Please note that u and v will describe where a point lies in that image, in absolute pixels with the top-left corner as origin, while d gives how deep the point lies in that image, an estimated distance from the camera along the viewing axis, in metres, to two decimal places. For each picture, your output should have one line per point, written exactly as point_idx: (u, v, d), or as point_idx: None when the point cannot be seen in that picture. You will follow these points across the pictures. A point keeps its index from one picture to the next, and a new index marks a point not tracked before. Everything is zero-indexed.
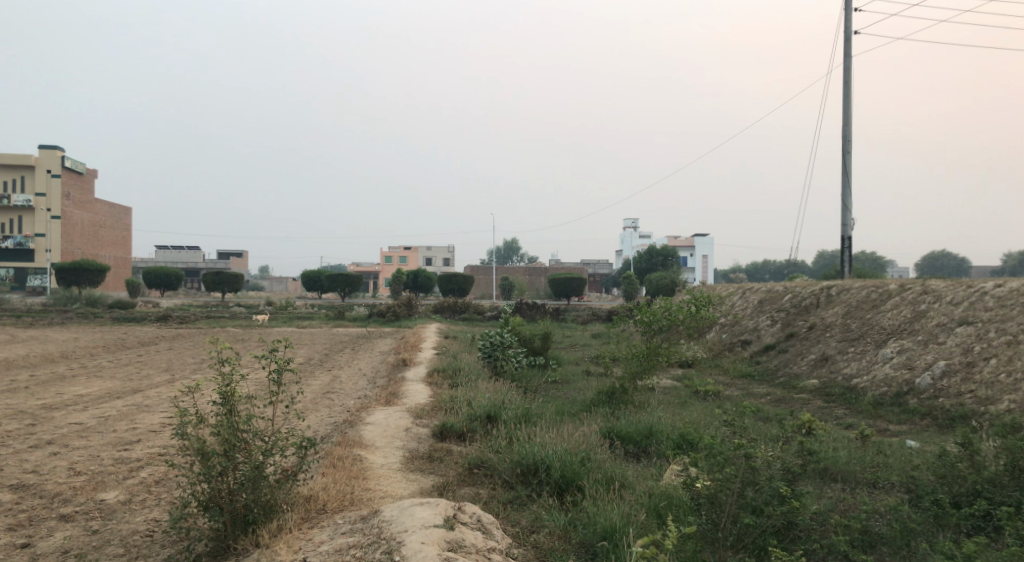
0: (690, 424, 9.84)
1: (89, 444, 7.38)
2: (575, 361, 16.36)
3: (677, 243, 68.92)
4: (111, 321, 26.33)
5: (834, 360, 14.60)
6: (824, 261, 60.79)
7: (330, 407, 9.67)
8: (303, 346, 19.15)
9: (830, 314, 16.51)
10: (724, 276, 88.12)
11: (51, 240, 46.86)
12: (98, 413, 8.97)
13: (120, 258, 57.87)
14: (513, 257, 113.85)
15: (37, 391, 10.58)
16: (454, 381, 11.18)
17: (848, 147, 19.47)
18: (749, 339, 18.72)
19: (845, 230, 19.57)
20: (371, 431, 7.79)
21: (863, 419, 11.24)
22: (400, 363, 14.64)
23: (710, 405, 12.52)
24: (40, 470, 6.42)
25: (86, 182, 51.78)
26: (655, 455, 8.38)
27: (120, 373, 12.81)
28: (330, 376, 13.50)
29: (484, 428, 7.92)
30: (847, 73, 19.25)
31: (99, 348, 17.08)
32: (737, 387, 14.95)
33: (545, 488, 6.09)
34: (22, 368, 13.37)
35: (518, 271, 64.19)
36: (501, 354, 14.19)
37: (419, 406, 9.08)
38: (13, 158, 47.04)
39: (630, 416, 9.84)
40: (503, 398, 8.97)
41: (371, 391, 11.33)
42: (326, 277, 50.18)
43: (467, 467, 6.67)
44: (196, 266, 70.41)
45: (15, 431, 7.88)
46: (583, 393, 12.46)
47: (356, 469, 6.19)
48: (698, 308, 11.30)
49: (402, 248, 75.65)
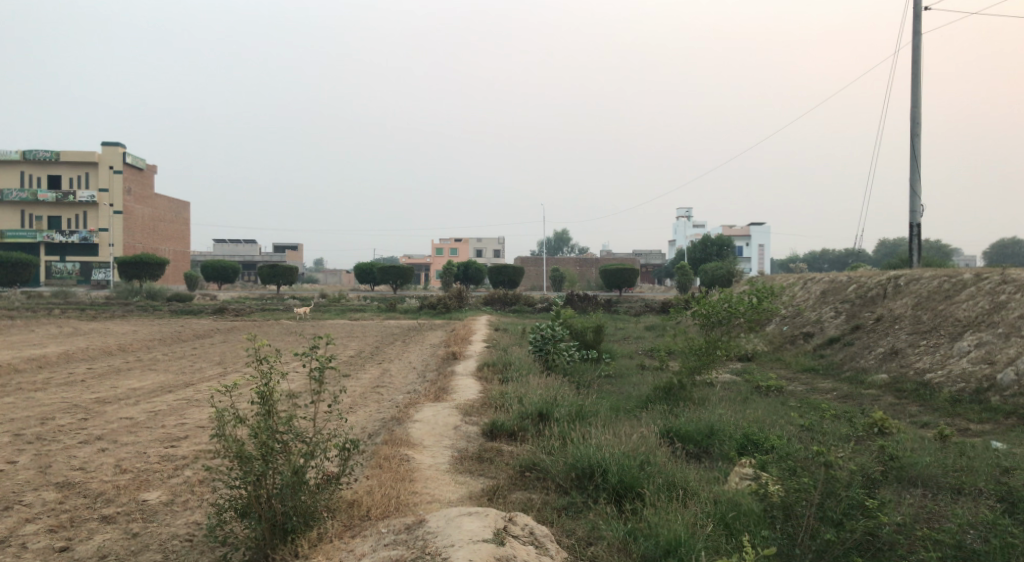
0: (755, 423, 9.27)
1: (137, 440, 7.31)
2: (629, 355, 15.86)
3: (731, 232, 67.12)
4: (170, 314, 27.01)
5: (904, 354, 13.72)
6: (886, 248, 58.32)
7: (379, 402, 9.47)
8: (354, 339, 19.17)
9: (899, 306, 15.56)
10: (781, 266, 85.55)
11: (114, 235, 48.64)
12: (149, 407, 8.97)
13: (179, 251, 59.55)
14: (562, 248, 112.97)
15: (93, 385, 10.69)
16: (505, 376, 10.84)
17: (916, 128, 18.33)
18: (811, 331, 17.85)
19: (913, 217, 18.45)
20: (419, 429, 7.51)
21: (940, 417, 10.46)
22: (450, 356, 14.42)
23: (774, 401, 11.90)
24: (88, 467, 6.34)
25: (147, 178, 53.52)
26: (717, 457, 7.89)
27: (174, 366, 12.92)
28: (380, 369, 13.38)
29: (536, 427, 7.56)
30: (916, 50, 18.09)
31: (156, 341, 17.39)
32: (800, 381, 14.24)
33: (603, 493, 5.69)
34: (81, 361, 13.64)
35: (568, 263, 63.58)
36: (553, 348, 13.79)
37: (468, 403, 8.77)
38: (78, 156, 48.78)
39: (690, 413, 9.35)
40: (554, 394, 8.59)
41: (420, 385, 11.12)
42: (379, 270, 50.74)
43: (519, 468, 6.33)
44: (252, 260, 72.04)
45: (67, 426, 7.91)
46: (638, 388, 11.99)
47: (403, 470, 5.92)
48: (760, 301, 10.64)
49: (453, 240, 75.98)
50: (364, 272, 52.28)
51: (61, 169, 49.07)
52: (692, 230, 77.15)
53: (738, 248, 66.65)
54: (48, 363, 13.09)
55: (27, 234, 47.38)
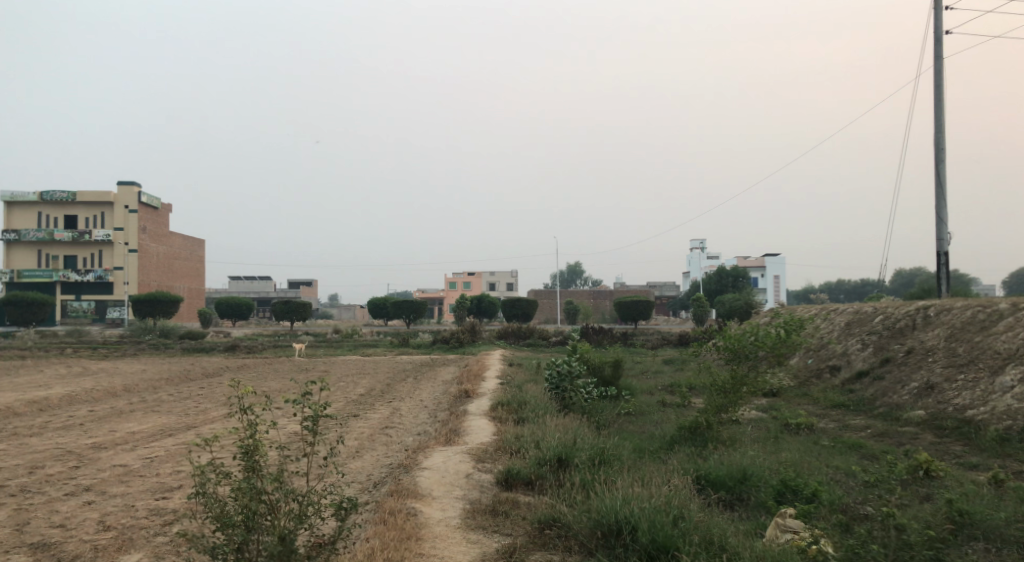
0: (791, 467, 8.60)
1: (127, 491, 6.80)
2: (649, 391, 15.17)
3: (746, 264, 66.19)
4: (181, 352, 26.65)
5: (941, 389, 12.96)
6: (906, 278, 57.27)
7: (388, 446, 8.93)
8: (363, 376, 18.65)
9: (931, 337, 14.84)
10: (797, 297, 84.34)
11: (128, 273, 48.76)
12: (146, 453, 8.47)
13: (193, 288, 59.63)
14: (576, 280, 112.35)
15: (91, 429, 10.21)
16: (521, 416, 10.23)
17: (941, 155, 17.79)
18: (838, 365, 17.13)
19: (941, 245, 17.80)
20: (427, 478, 6.93)
21: (989, 458, 9.69)
22: (462, 394, 13.83)
23: (805, 440, 11.23)
24: (68, 524, 5.83)
25: (162, 216, 53.96)
26: (754, 506, 7.25)
27: (178, 408, 12.41)
28: (391, 408, 12.82)
29: (554, 474, 6.96)
30: (938, 74, 17.63)
31: (163, 381, 16.93)
32: (831, 418, 13.52)
33: (633, 554, 5.10)
34: (83, 403, 13.19)
35: (583, 295, 62.90)
36: (570, 385, 13.12)
37: (481, 447, 8.18)
38: (94, 195, 49.21)
39: (720, 455, 8.72)
40: (573, 436, 7.98)
41: (431, 426, 10.52)
42: (392, 305, 50.40)
43: (537, 524, 5.74)
44: (266, 295, 72.04)
45: (56, 476, 7.41)
46: (662, 428, 11.33)
47: (408, 527, 5.39)
48: (790, 333, 9.91)
49: (466, 274, 75.71)
50: (378, 307, 52.00)
51: (76, 208, 49.50)
52: (707, 261, 76.40)
53: (755, 278, 65.86)
54: (49, 405, 12.65)
55: (42, 274, 47.57)
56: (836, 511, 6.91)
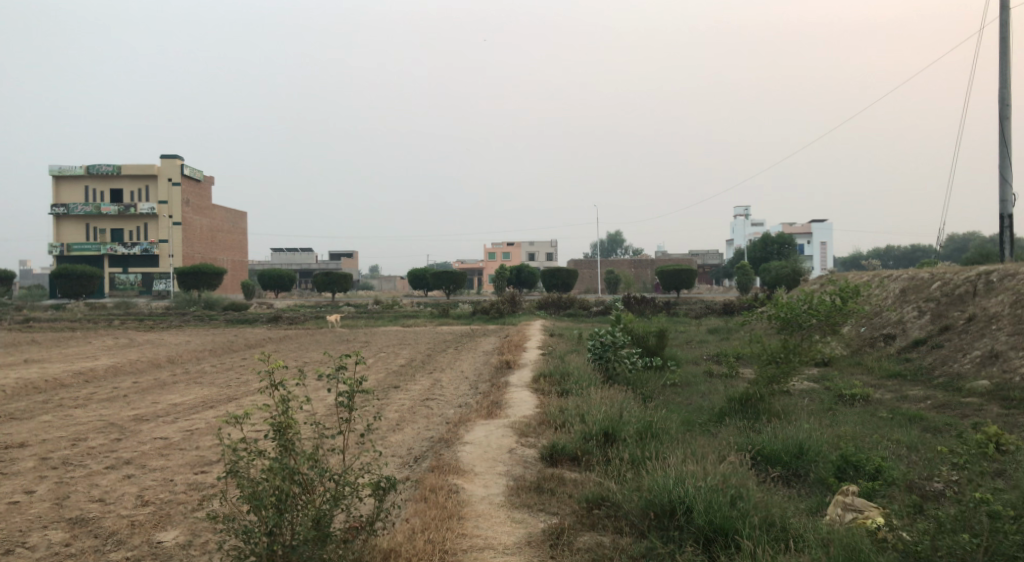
0: (850, 441, 8.12)
1: (167, 464, 6.74)
2: (695, 361, 14.72)
3: (792, 231, 64.46)
4: (225, 323, 27.10)
5: (1007, 357, 12.23)
6: (959, 243, 55.09)
7: (429, 419, 8.74)
8: (404, 347, 18.57)
9: (994, 304, 14.01)
10: (845, 265, 82.03)
11: (174, 246, 49.77)
12: (186, 425, 8.44)
13: (237, 261, 60.68)
14: (616, 250, 111.32)
15: (134, 401, 10.26)
16: (564, 388, 9.91)
17: (1005, 112, 16.67)
18: (893, 333, 16.37)
19: (1004, 208, 16.76)
20: (469, 452, 6.69)
21: None
22: (503, 365, 13.58)
23: (861, 412, 10.68)
24: (107, 499, 5.78)
25: (204, 190, 54.80)
26: (813, 483, 6.83)
27: (220, 379, 12.44)
28: (431, 379, 12.68)
29: (601, 450, 6.66)
30: (1004, 25, 16.42)
31: (206, 352, 17.09)
32: (887, 388, 12.90)
33: (689, 536, 4.78)
34: (129, 374, 13.36)
35: (623, 263, 62.13)
36: (614, 355, 12.75)
37: (523, 420, 7.92)
38: (139, 169, 50.14)
39: (773, 429, 8.29)
40: (619, 409, 7.65)
41: (473, 398, 10.33)
42: (432, 275, 50.47)
43: (585, 503, 5.43)
44: (308, 267, 72.95)
45: (97, 448, 7.41)
46: (710, 399, 10.92)
47: (450, 505, 5.16)
48: (846, 301, 9.34)
49: (505, 244, 75.41)
50: (419, 278, 52.21)
51: (122, 182, 50.54)
52: (751, 228, 74.59)
53: (800, 246, 64.16)
54: (95, 377, 12.83)
55: (92, 248, 48.87)
56: (901, 488, 6.45)
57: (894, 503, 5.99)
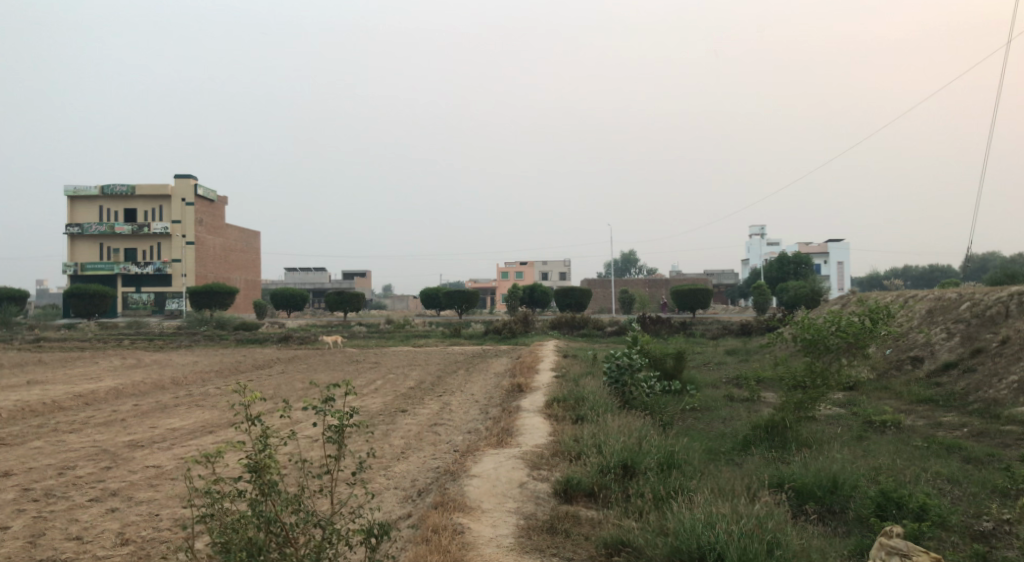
0: (886, 474, 7.52)
1: (154, 497, 6.29)
2: (714, 385, 14.09)
3: (808, 249, 63.74)
4: (235, 343, 26.78)
5: None
6: (979, 263, 54.17)
7: (435, 447, 8.22)
8: (414, 368, 18.12)
9: None
10: (861, 284, 80.98)
11: (187, 266, 49.88)
12: (181, 453, 7.99)
13: (250, 281, 60.67)
14: (629, 268, 110.85)
15: (131, 426, 9.83)
16: (579, 414, 9.36)
17: None
18: (921, 356, 15.65)
19: None
20: (477, 487, 6.18)
21: None
22: (515, 389, 13.05)
23: (894, 441, 10.03)
24: (85, 537, 5.33)
25: (219, 210, 55.03)
26: (851, 522, 6.26)
27: (221, 402, 12.00)
28: (440, 403, 12.19)
29: (620, 485, 6.13)
30: None
31: (211, 373, 16.69)
32: (918, 414, 12.22)
33: None
34: (131, 397, 12.97)
35: (637, 282, 61.57)
36: (630, 379, 12.15)
37: (535, 450, 7.40)
38: (154, 190, 50.44)
39: (803, 459, 7.70)
40: (637, 438, 7.10)
41: (483, 424, 9.82)
42: (445, 294, 50.13)
43: (603, 548, 4.91)
44: (321, 286, 72.85)
45: (85, 478, 6.98)
46: (733, 427, 10.30)
47: (453, 550, 4.69)
48: (877, 323, 8.74)
49: (518, 264, 75.00)
50: (431, 297, 51.82)
51: (137, 203, 50.83)
52: (767, 247, 73.77)
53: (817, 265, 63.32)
54: (95, 400, 12.44)
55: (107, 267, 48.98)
56: (950, 530, 5.84)
57: (948, 554, 5.38)
